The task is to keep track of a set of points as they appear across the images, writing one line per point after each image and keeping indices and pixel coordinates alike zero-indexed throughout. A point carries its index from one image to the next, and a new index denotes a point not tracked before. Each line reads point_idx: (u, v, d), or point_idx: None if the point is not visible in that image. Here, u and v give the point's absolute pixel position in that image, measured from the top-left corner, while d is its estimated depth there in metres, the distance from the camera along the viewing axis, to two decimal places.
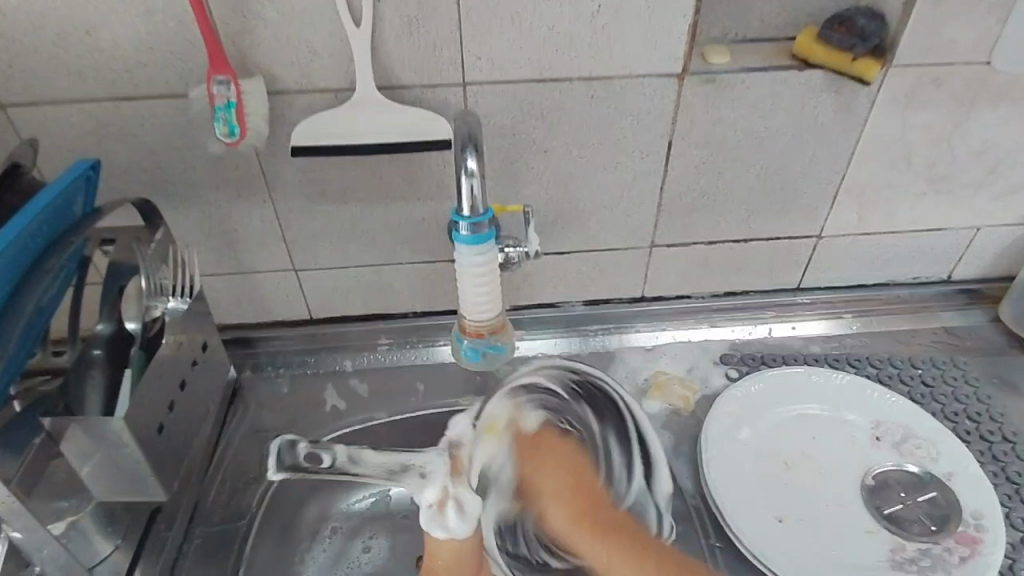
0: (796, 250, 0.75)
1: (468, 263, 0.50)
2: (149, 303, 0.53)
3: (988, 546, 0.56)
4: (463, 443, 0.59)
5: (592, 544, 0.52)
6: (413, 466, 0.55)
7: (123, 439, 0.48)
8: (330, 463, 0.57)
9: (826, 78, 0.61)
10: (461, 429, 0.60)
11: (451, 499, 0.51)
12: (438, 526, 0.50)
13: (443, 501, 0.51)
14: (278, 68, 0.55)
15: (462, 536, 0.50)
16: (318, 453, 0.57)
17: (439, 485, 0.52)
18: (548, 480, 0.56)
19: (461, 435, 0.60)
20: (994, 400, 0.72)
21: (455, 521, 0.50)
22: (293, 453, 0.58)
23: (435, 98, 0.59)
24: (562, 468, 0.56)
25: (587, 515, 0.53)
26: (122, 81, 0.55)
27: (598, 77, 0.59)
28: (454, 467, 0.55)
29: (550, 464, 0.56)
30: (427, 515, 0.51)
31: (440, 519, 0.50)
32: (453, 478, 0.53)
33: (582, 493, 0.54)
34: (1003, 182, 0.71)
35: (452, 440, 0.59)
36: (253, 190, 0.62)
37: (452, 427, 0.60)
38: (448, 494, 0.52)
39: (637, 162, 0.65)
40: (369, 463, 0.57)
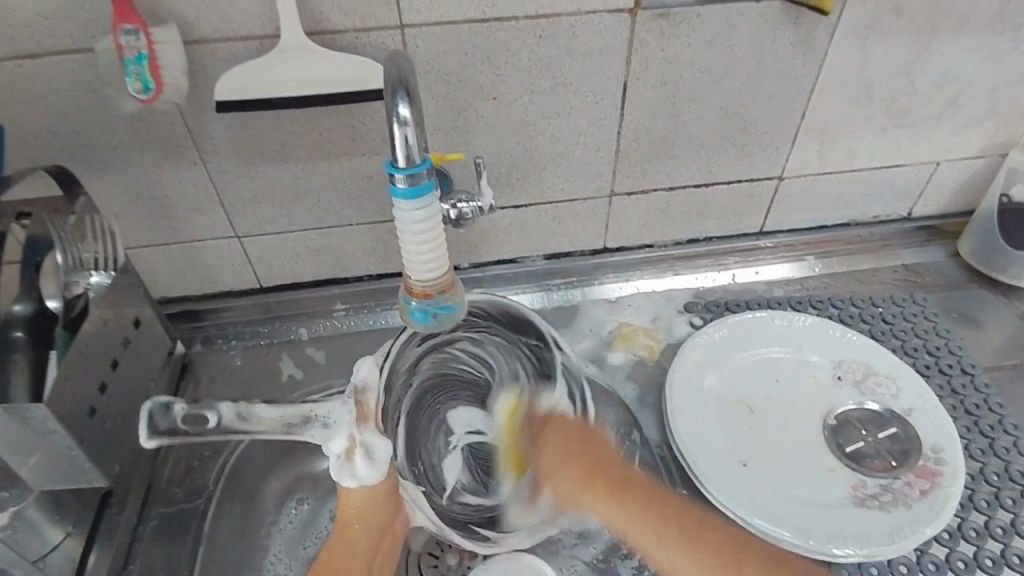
0: (758, 192, 0.73)
1: (409, 219, 0.46)
2: (68, 279, 0.50)
3: (947, 478, 0.57)
4: (369, 388, 0.54)
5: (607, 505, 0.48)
6: (314, 416, 0.51)
7: (50, 424, 0.45)
8: (216, 424, 0.53)
9: (784, 8, 0.59)
10: (366, 374, 0.55)
11: (359, 447, 0.49)
12: (350, 474, 0.48)
13: (352, 449, 0.48)
14: (193, 14, 0.51)
15: (375, 481, 0.49)
16: (203, 414, 0.53)
17: (345, 432, 0.49)
18: (566, 451, 0.51)
19: (366, 380, 0.54)
20: (953, 334, 0.72)
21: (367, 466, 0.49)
22: (166, 417, 0.52)
23: (371, 43, 0.55)
24: (597, 446, 0.52)
25: (602, 472, 0.50)
26: (18, 36, 0.50)
27: (545, 15, 0.56)
28: (363, 412, 0.51)
29: (557, 434, 0.53)
30: (336, 466, 0.48)
31: (350, 468, 0.48)
32: (360, 424, 0.50)
33: (602, 459, 0.51)
34: (963, 114, 0.70)
35: (356, 385, 0.54)
36: (181, 152, 0.58)
37: (355, 371, 0.54)
38: (356, 440, 0.49)
39: (591, 106, 0.62)
40: (262, 417, 0.53)
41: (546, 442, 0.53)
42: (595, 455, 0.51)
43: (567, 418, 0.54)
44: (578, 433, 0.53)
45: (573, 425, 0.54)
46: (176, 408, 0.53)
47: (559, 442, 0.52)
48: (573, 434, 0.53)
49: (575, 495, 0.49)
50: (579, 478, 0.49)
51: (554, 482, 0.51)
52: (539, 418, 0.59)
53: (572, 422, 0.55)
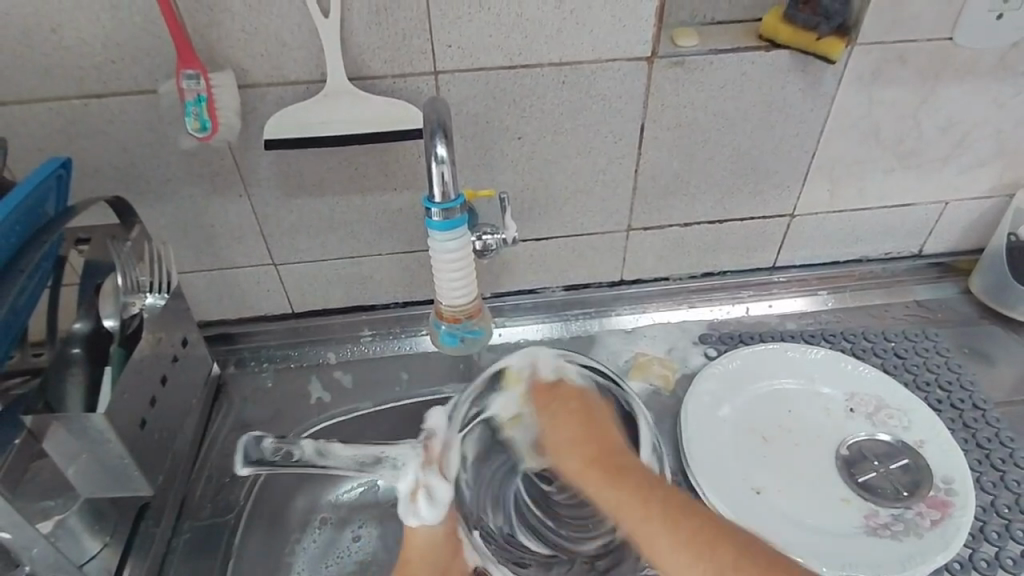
0: (770, 228, 0.76)
1: (454, 274, 0.51)
2: (126, 300, 0.54)
3: (958, 509, 0.58)
4: (437, 434, 0.58)
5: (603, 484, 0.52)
6: (385, 458, 0.56)
7: (107, 435, 0.49)
8: (297, 459, 0.55)
9: (793, 57, 0.62)
10: (435, 422, 0.59)
11: (422, 490, 0.56)
12: (412, 513, 0.55)
13: (416, 491, 0.55)
14: (248, 61, 0.55)
15: (434, 522, 0.56)
16: (286, 449, 0.55)
17: (410, 476, 0.56)
18: (575, 431, 0.56)
19: (440, 426, 0.59)
20: (965, 369, 0.73)
21: (427, 509, 0.55)
22: (257, 449, 0.55)
23: (407, 87, 0.59)
24: (606, 431, 0.56)
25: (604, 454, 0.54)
26: (90, 78, 0.55)
27: (568, 63, 0.60)
28: (427, 458, 0.56)
29: (564, 418, 0.57)
30: (403, 505, 0.56)
31: (414, 508, 0.55)
32: (426, 469, 0.56)
33: (606, 440, 0.55)
34: (968, 156, 0.73)
35: (425, 432, 0.58)
36: (228, 184, 0.62)
37: (430, 417, 0.59)
38: (421, 484, 0.56)
39: (611, 146, 0.66)
40: (336, 455, 0.56)
41: (551, 419, 0.58)
42: (602, 447, 0.55)
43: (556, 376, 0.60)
44: (585, 408, 0.58)
45: (586, 408, 0.58)
46: (266, 443, 0.56)
47: (557, 412, 0.58)
48: (583, 417, 0.57)
49: (582, 467, 0.54)
50: (580, 450, 0.55)
51: (560, 444, 0.57)
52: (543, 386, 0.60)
53: (590, 404, 0.58)
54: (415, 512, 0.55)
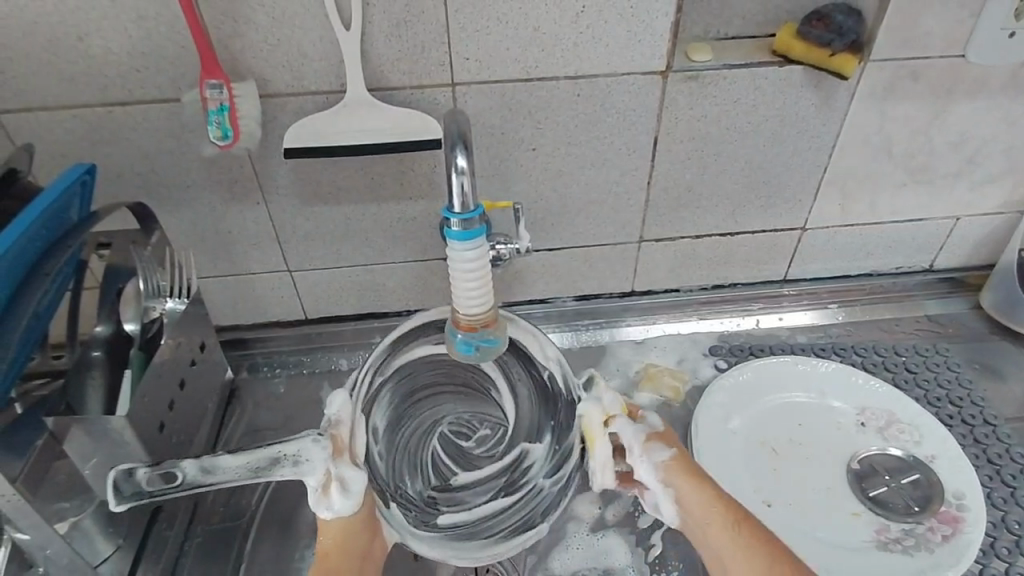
0: (781, 241, 0.76)
1: (469, 300, 0.53)
2: (147, 304, 0.55)
3: (969, 525, 0.58)
4: (342, 421, 0.53)
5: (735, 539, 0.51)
6: (284, 455, 0.50)
7: (126, 437, 0.50)
8: (183, 480, 0.50)
9: (806, 72, 0.63)
10: (339, 407, 0.54)
11: (336, 477, 0.49)
12: (325, 505, 0.49)
13: (329, 480, 0.49)
14: (269, 71, 0.56)
15: (350, 513, 0.49)
16: (170, 471, 0.50)
17: (319, 469, 0.49)
18: (698, 475, 0.54)
19: (342, 413, 0.53)
20: (976, 384, 0.73)
21: (336, 497, 0.49)
22: (133, 481, 0.50)
23: (425, 98, 0.60)
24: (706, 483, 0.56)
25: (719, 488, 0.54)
26: (115, 87, 0.56)
27: (584, 76, 0.61)
28: (336, 447, 0.51)
29: (692, 468, 0.54)
30: (312, 499, 0.49)
31: (326, 501, 0.49)
32: (335, 458, 0.50)
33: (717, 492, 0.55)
34: (979, 172, 0.73)
35: (331, 419, 0.53)
36: (246, 191, 0.63)
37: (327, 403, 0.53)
38: (333, 472, 0.49)
39: (624, 158, 0.66)
40: (226, 467, 0.50)
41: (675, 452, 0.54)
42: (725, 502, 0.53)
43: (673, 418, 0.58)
44: (693, 456, 0.56)
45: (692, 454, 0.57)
46: (142, 472, 0.50)
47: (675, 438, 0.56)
48: (691, 460, 0.55)
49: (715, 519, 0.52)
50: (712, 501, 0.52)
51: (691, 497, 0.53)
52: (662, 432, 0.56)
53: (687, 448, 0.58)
54: (323, 500, 0.49)
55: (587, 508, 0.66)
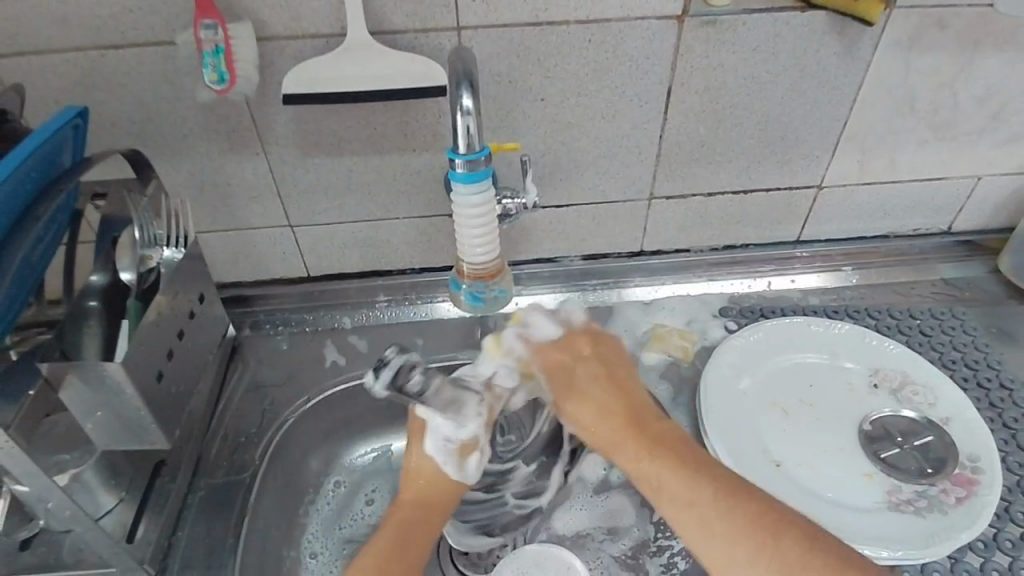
0: (797, 200, 0.74)
1: (475, 260, 0.55)
2: (143, 253, 0.53)
3: (983, 487, 0.57)
4: (502, 394, 0.58)
5: (638, 459, 0.51)
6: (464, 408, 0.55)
7: (123, 387, 0.48)
8: (420, 389, 0.54)
9: (829, 18, 0.60)
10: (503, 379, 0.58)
11: (476, 449, 0.55)
12: (455, 464, 0.54)
13: (470, 449, 0.55)
14: (267, 12, 0.54)
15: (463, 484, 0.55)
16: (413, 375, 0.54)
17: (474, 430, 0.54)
18: (584, 391, 0.55)
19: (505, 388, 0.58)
20: (993, 349, 0.72)
21: (474, 468, 0.55)
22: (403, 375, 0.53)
23: (429, 43, 0.57)
24: (615, 388, 0.55)
25: (647, 425, 0.53)
26: (106, 28, 0.54)
27: (595, 20, 0.58)
28: (488, 418, 0.56)
29: (576, 394, 0.55)
30: (449, 453, 0.54)
31: (460, 460, 0.54)
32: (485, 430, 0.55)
33: (628, 410, 0.54)
34: (1005, 129, 0.70)
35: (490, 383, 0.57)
36: (246, 141, 0.61)
37: (504, 374, 0.57)
38: (477, 443, 0.55)
39: (635, 110, 0.64)
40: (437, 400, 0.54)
41: (553, 370, 0.56)
42: (631, 415, 0.53)
43: (583, 325, 0.59)
44: (590, 353, 0.57)
45: (615, 361, 0.58)
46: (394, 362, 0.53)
47: (568, 352, 0.57)
48: (601, 370, 0.56)
49: (609, 439, 0.53)
50: (602, 420, 0.53)
51: (584, 420, 0.54)
52: (555, 341, 0.57)
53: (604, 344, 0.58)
54: (461, 466, 0.54)
55: (592, 468, 0.65)
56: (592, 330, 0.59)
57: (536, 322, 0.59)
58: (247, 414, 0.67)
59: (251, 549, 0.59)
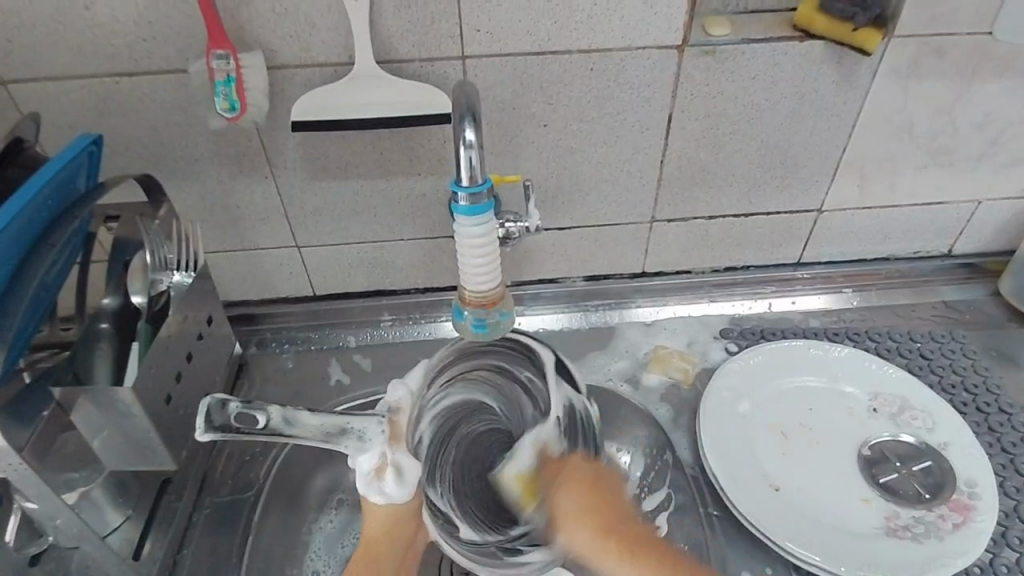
0: (797, 223, 0.75)
1: (478, 288, 0.57)
2: (154, 277, 0.55)
3: (980, 514, 0.57)
4: (402, 407, 0.54)
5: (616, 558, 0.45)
6: (353, 430, 0.49)
7: (132, 409, 0.50)
8: (263, 425, 0.46)
9: (827, 48, 0.61)
10: (399, 395, 0.55)
11: (391, 466, 0.51)
12: (376, 490, 0.51)
13: (384, 468, 0.50)
14: (277, 42, 0.55)
15: (400, 499, 0.51)
16: (250, 413, 0.46)
17: (378, 452, 0.50)
18: (577, 487, 0.49)
19: (400, 400, 0.54)
20: (992, 372, 0.72)
21: (395, 486, 0.51)
22: (223, 413, 0.46)
23: (435, 72, 0.59)
24: (576, 486, 0.49)
25: (614, 525, 0.46)
26: (122, 57, 0.55)
27: (597, 50, 0.59)
28: (394, 432, 0.51)
29: (584, 488, 0.49)
30: (365, 481, 0.51)
31: (378, 484, 0.50)
32: (392, 444, 0.51)
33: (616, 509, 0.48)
34: (1003, 155, 0.71)
35: (392, 405, 0.53)
36: (255, 165, 0.62)
37: (392, 391, 0.55)
38: (389, 461, 0.50)
39: (636, 136, 0.65)
40: (304, 424, 0.47)
41: (567, 478, 0.50)
42: (616, 512, 0.47)
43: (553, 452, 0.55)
44: (583, 475, 0.50)
45: (588, 467, 0.51)
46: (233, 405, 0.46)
47: (574, 492, 0.49)
48: (590, 479, 0.50)
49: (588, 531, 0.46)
50: (591, 518, 0.46)
51: (569, 519, 0.47)
52: (552, 460, 0.54)
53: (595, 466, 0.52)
54: (390, 486, 0.51)
55: None
56: (598, 467, 0.51)
57: (528, 449, 0.56)
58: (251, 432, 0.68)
59: (255, 567, 0.60)
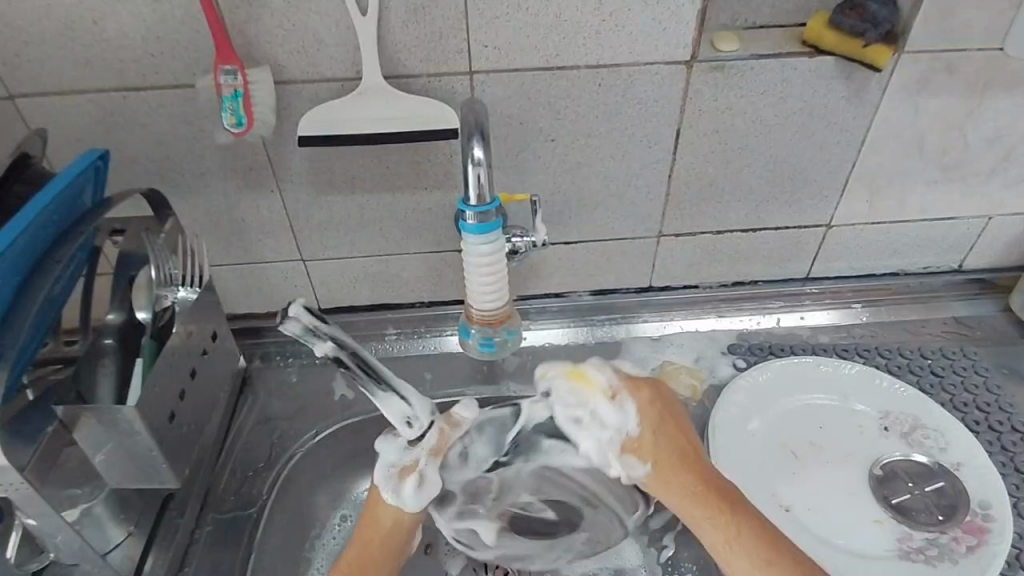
0: (806, 238, 0.74)
1: (485, 308, 0.57)
2: (159, 293, 0.54)
3: (994, 536, 0.56)
4: (462, 426, 0.57)
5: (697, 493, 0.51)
6: (415, 423, 0.55)
7: (135, 427, 0.49)
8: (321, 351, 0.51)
9: (837, 64, 0.61)
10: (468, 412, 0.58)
11: (415, 474, 0.53)
12: (393, 488, 0.53)
13: (409, 471, 0.53)
14: (285, 57, 0.55)
15: (410, 510, 0.53)
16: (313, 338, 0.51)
17: (416, 454, 0.54)
18: (673, 430, 0.54)
19: (466, 417, 0.57)
20: (1004, 390, 0.71)
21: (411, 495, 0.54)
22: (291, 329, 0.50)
23: (442, 87, 0.59)
24: (674, 430, 0.54)
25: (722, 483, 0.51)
26: (130, 71, 0.55)
27: (605, 65, 0.59)
28: (438, 446, 0.55)
29: (682, 473, 0.52)
30: (386, 477, 0.53)
31: (398, 484, 0.53)
32: (431, 456, 0.55)
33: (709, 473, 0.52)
34: (1015, 170, 0.70)
35: (452, 418, 0.57)
36: (261, 179, 0.62)
37: (467, 406, 0.58)
38: (416, 467, 0.54)
39: (644, 151, 0.64)
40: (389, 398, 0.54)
41: (660, 417, 0.54)
42: (715, 482, 0.52)
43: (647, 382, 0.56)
44: (665, 407, 0.55)
45: (665, 400, 0.56)
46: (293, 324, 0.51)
47: (651, 420, 0.54)
48: (670, 418, 0.54)
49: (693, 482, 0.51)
50: (694, 491, 0.51)
51: (667, 484, 0.52)
52: (638, 378, 0.56)
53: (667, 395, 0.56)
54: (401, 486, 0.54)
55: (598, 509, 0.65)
56: (652, 386, 0.56)
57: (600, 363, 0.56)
58: (255, 447, 0.67)
59: None
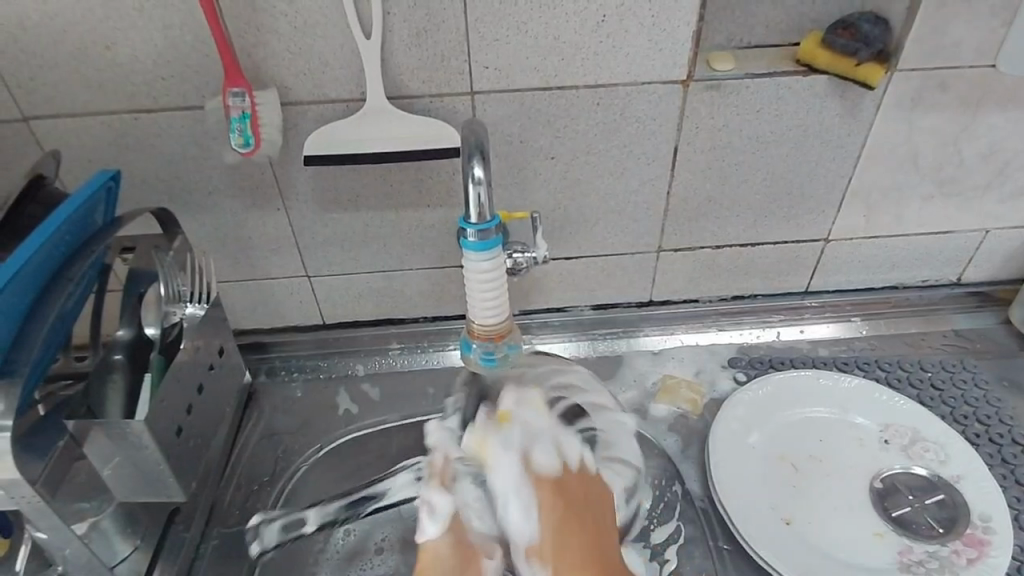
0: (804, 252, 0.75)
1: (486, 322, 0.58)
2: (168, 309, 0.56)
3: (995, 548, 0.56)
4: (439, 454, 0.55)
5: None
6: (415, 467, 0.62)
7: (144, 441, 0.50)
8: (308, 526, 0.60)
9: (830, 82, 0.62)
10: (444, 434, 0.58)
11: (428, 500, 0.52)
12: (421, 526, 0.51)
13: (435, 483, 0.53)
14: (292, 79, 0.57)
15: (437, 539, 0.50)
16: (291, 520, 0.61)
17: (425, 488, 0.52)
18: (572, 524, 0.48)
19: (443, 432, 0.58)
20: (1005, 403, 0.71)
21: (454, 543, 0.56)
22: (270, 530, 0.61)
23: (444, 107, 0.60)
24: (589, 511, 0.49)
25: (604, 553, 0.48)
26: (141, 94, 0.57)
27: (603, 85, 0.60)
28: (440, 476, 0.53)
29: (573, 534, 0.48)
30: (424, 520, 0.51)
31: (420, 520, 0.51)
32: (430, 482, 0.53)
33: (607, 555, 0.48)
34: (1010, 185, 0.71)
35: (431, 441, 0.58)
36: (268, 198, 0.64)
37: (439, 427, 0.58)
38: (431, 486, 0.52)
39: (643, 168, 0.66)
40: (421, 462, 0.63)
41: (570, 514, 0.49)
42: (605, 558, 0.48)
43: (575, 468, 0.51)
44: (569, 502, 0.49)
45: (589, 488, 0.51)
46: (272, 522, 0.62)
47: (557, 504, 0.49)
48: (581, 519, 0.49)
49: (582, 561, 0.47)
50: (585, 562, 0.47)
51: (563, 541, 0.47)
52: (552, 478, 0.50)
53: (596, 485, 0.52)
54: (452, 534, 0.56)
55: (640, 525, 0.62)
56: (562, 475, 0.50)
57: (545, 451, 0.51)
58: (260, 463, 0.68)
59: None
